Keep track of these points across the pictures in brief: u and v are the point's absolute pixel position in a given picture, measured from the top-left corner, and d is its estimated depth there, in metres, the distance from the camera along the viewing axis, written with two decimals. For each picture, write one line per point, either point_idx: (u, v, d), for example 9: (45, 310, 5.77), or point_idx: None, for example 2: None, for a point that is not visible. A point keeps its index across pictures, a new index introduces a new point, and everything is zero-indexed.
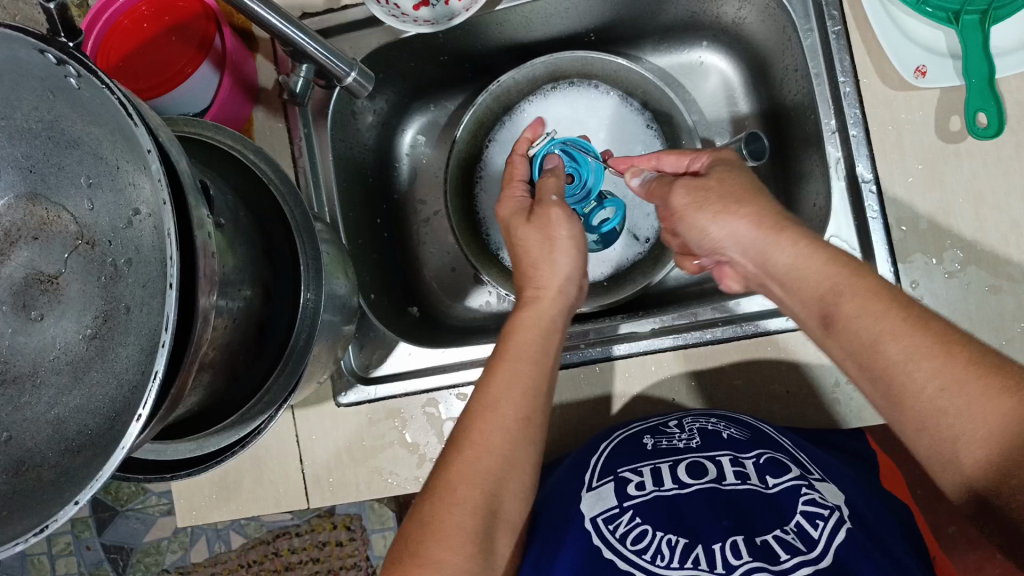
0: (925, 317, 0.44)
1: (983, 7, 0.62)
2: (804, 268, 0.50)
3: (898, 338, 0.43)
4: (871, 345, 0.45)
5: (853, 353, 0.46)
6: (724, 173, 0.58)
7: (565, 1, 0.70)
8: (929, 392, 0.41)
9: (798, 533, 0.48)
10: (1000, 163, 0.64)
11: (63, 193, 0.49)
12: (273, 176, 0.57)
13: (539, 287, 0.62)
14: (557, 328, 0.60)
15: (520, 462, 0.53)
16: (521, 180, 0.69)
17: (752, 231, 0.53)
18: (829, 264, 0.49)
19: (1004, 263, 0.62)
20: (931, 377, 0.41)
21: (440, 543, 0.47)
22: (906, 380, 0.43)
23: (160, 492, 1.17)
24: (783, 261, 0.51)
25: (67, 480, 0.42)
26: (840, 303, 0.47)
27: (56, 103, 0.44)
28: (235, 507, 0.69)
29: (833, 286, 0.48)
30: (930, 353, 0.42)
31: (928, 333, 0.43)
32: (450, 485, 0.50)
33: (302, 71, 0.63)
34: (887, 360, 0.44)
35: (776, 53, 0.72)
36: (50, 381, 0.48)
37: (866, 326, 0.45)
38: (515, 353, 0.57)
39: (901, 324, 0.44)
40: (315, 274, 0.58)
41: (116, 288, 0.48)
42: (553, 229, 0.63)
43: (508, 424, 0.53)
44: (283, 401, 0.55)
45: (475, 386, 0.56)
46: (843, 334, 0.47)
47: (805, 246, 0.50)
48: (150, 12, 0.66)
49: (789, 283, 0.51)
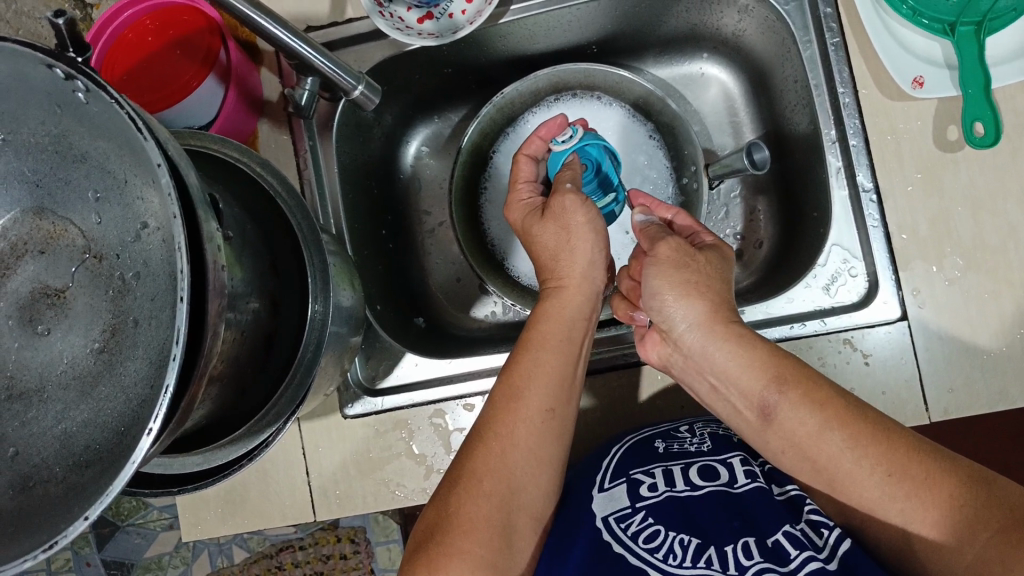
0: (862, 408, 0.49)
1: (978, 19, 0.63)
2: (740, 363, 0.52)
3: (843, 429, 0.48)
4: (816, 437, 0.49)
5: (799, 441, 0.50)
6: (711, 256, 0.57)
7: (567, 14, 0.71)
8: (877, 479, 0.46)
9: (804, 533, 0.48)
10: (998, 170, 0.64)
11: (71, 207, 0.48)
12: (280, 190, 0.58)
13: (561, 277, 0.62)
14: (582, 316, 0.60)
15: (544, 455, 0.53)
16: (527, 182, 0.68)
17: (701, 317, 0.54)
18: (768, 359, 0.52)
19: (1003, 270, 0.63)
20: (877, 465, 0.46)
21: (466, 535, 0.48)
22: (853, 467, 0.47)
23: (161, 507, 1.16)
24: (719, 353, 0.53)
25: (79, 493, 0.43)
26: (781, 394, 0.51)
27: (64, 117, 0.45)
28: (241, 520, 0.69)
29: (778, 375, 0.51)
30: (873, 442, 0.47)
31: (868, 423, 0.48)
32: (475, 477, 0.51)
33: (308, 84, 0.63)
34: (832, 449, 0.48)
35: (776, 65, 0.72)
36: (57, 396, 0.47)
37: (810, 419, 0.49)
38: (538, 345, 0.57)
39: (844, 416, 0.48)
40: (324, 285, 0.59)
41: (124, 302, 0.47)
42: (567, 218, 0.61)
43: (534, 414, 0.54)
44: (291, 414, 0.56)
45: (499, 378, 0.56)
46: (783, 426, 0.50)
47: (744, 339, 0.53)
48: (155, 26, 0.66)
49: (725, 375, 0.54)
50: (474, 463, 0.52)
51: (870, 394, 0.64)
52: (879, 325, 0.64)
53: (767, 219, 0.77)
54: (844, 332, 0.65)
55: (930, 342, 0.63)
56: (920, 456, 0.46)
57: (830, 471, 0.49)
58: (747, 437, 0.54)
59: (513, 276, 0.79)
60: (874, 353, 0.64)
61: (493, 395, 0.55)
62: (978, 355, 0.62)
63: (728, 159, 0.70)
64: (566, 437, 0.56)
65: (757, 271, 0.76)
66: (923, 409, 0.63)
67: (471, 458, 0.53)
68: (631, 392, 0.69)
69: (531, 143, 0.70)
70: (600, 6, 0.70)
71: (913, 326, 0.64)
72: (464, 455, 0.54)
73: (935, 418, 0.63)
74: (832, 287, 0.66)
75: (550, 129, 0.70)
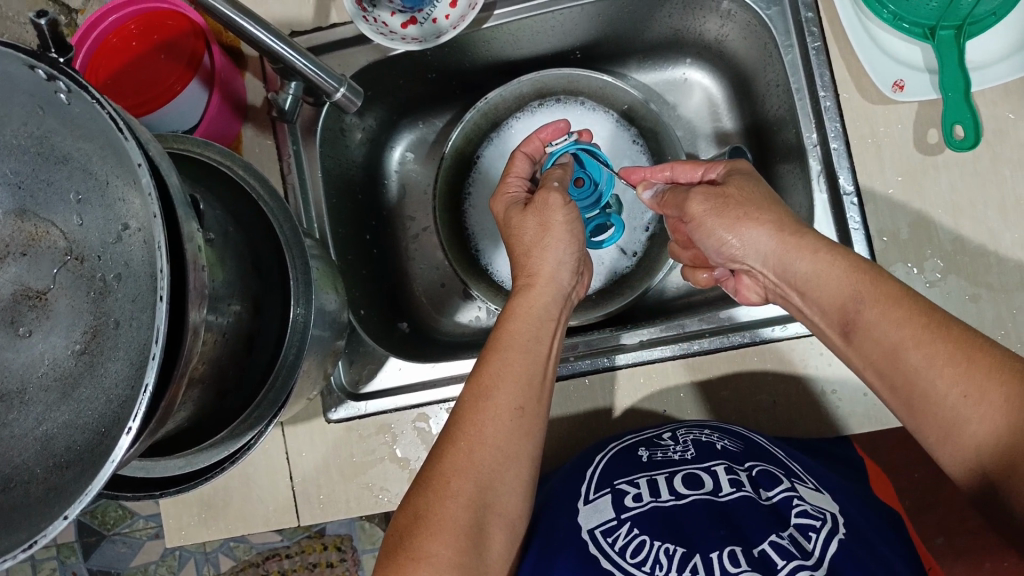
0: (947, 323, 0.46)
1: (958, 23, 0.64)
2: (819, 278, 0.53)
3: (921, 348, 0.46)
4: (893, 353, 0.48)
5: (879, 352, 0.49)
6: (742, 180, 0.59)
7: (550, 19, 0.71)
8: (952, 398, 0.45)
9: (792, 540, 0.48)
10: (976, 174, 0.65)
11: (52, 209, 0.48)
12: (262, 192, 0.58)
13: (532, 274, 0.63)
14: (550, 317, 0.60)
15: (517, 452, 0.52)
16: (519, 176, 0.69)
17: (772, 242, 0.56)
18: (848, 273, 0.51)
19: (981, 271, 0.63)
20: (954, 385, 0.44)
21: (433, 535, 0.47)
22: (929, 384, 0.46)
23: (147, 516, 1.15)
24: (800, 269, 0.54)
25: (58, 494, 0.42)
26: (860, 310, 0.50)
27: (46, 118, 0.44)
28: (224, 526, 0.68)
29: (852, 295, 0.51)
30: (952, 361, 0.45)
31: (948, 339, 0.46)
32: (444, 477, 0.50)
33: (290, 89, 0.64)
34: (909, 366, 0.47)
35: (757, 69, 0.73)
36: (38, 398, 0.47)
37: (888, 336, 0.48)
38: (507, 343, 0.57)
39: (922, 333, 0.47)
40: (305, 289, 0.58)
41: (105, 303, 0.47)
42: (548, 216, 0.63)
43: (503, 412, 0.53)
44: (272, 417, 0.55)
45: (469, 378, 0.56)
46: (862, 337, 0.50)
47: (823, 254, 0.53)
48: (138, 31, 0.66)
49: (808, 292, 0.54)
50: (443, 464, 0.51)
51: (851, 395, 0.65)
52: None
53: None
54: None
55: None
56: (1003, 378, 0.43)
57: (907, 388, 0.47)
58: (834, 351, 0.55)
59: (496, 280, 0.80)
60: None
61: (463, 395, 0.55)
62: None
63: None
64: (539, 437, 0.55)
65: None
66: None
67: (442, 459, 0.52)
68: (615, 396, 0.69)
69: (530, 142, 0.71)
70: (584, 11, 0.71)
71: None
72: (434, 457, 0.53)
73: None
74: None
75: (554, 132, 0.71)
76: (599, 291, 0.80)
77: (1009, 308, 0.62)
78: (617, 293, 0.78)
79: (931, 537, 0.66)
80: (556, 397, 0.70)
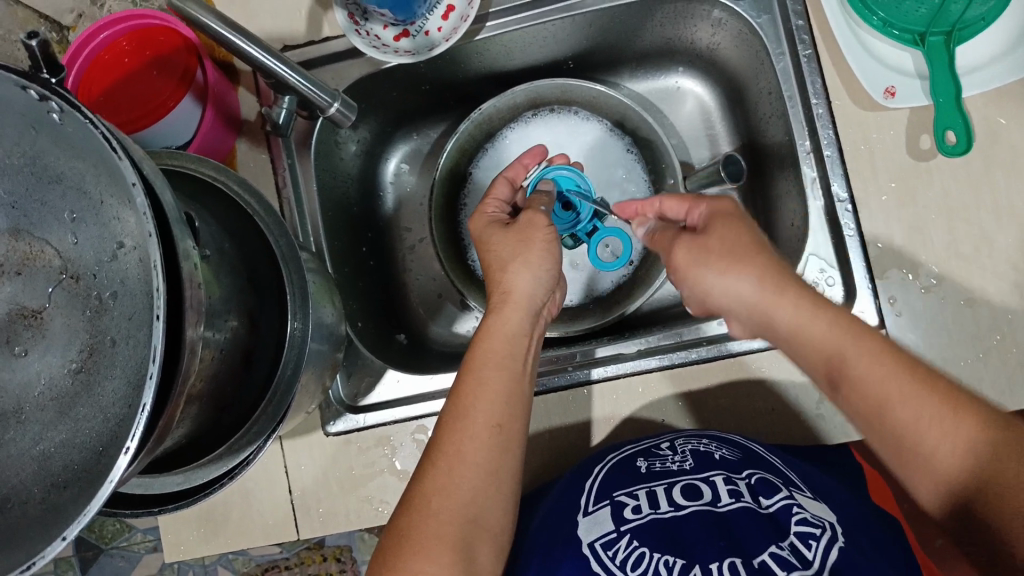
0: (933, 376, 0.47)
1: (948, 29, 0.64)
2: (804, 328, 0.52)
3: (909, 399, 0.46)
4: (879, 404, 0.47)
5: (865, 405, 0.48)
6: (725, 225, 0.57)
7: (541, 31, 0.72)
8: (943, 449, 0.44)
9: (792, 551, 0.48)
10: (969, 179, 0.65)
11: (48, 228, 0.48)
12: (258, 208, 0.58)
13: (506, 291, 0.62)
14: (524, 333, 0.60)
15: (495, 469, 0.52)
16: (499, 200, 0.69)
17: (754, 292, 0.54)
18: (835, 322, 0.51)
19: (976, 275, 0.64)
20: (944, 438, 0.44)
21: (418, 554, 0.47)
22: (919, 436, 0.45)
23: (145, 530, 1.15)
24: (783, 320, 0.53)
25: (56, 514, 0.42)
26: (846, 363, 0.49)
27: (38, 137, 0.44)
28: (224, 540, 0.68)
29: (839, 348, 0.50)
30: (941, 413, 0.45)
31: (933, 391, 0.46)
32: (427, 499, 0.50)
33: (285, 103, 0.64)
34: (896, 420, 0.46)
35: (749, 77, 0.74)
36: (35, 417, 0.47)
37: (874, 388, 0.47)
38: (482, 363, 0.57)
39: (909, 385, 0.46)
40: (302, 304, 0.58)
41: (102, 322, 0.47)
42: (528, 234, 0.64)
43: (480, 430, 0.53)
44: (271, 432, 0.55)
45: (448, 398, 0.56)
46: (846, 386, 0.49)
47: (809, 302, 0.52)
48: (131, 47, 0.67)
49: (793, 342, 0.53)
50: (424, 485, 0.51)
51: None
52: None
53: None
54: None
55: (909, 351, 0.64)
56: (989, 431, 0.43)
57: (896, 439, 0.47)
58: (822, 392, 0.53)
59: None
60: None
61: (441, 418, 0.55)
62: (954, 361, 0.63)
63: (707, 170, 0.70)
64: (519, 451, 0.55)
65: None
66: None
67: (421, 479, 0.52)
68: (613, 406, 0.69)
69: (513, 169, 0.72)
70: (576, 21, 0.71)
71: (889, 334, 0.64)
72: (415, 479, 0.53)
73: None
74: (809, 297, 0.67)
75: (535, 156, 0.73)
76: (593, 300, 0.81)
77: (1003, 313, 0.63)
78: (614, 304, 0.79)
79: (930, 540, 0.67)
80: (554, 407, 0.70)
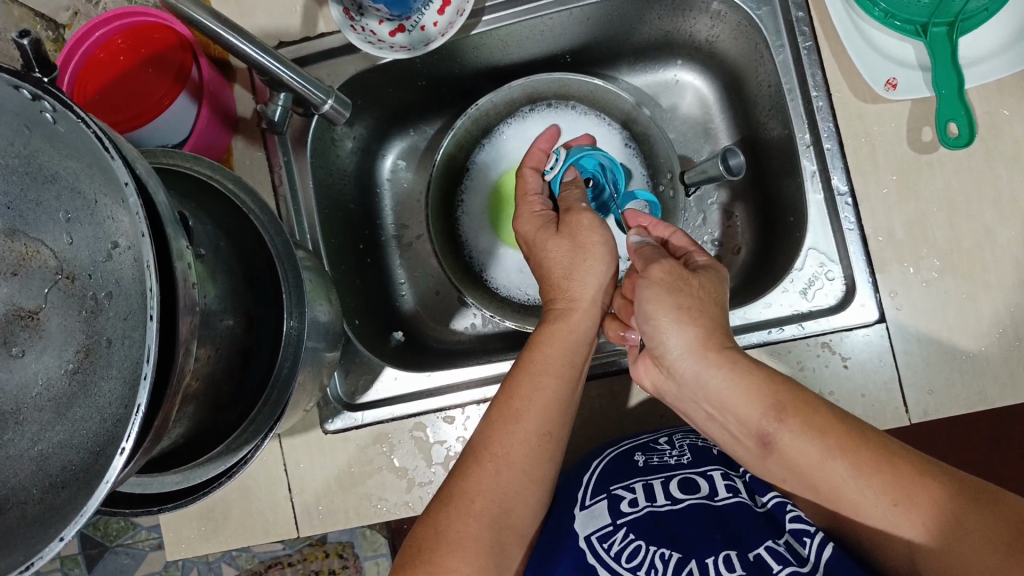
0: (862, 430, 0.49)
1: (950, 19, 0.63)
2: (734, 388, 0.53)
3: (846, 456, 0.48)
4: (817, 465, 0.49)
5: (800, 468, 0.50)
6: (705, 279, 0.58)
7: (538, 24, 0.71)
8: (883, 507, 0.46)
9: (788, 547, 0.49)
10: (970, 171, 0.65)
11: (41, 228, 0.48)
12: (255, 209, 0.58)
13: (572, 298, 0.61)
14: (587, 341, 0.60)
15: (539, 477, 0.53)
16: (536, 194, 0.68)
17: (693, 342, 0.54)
18: (766, 381, 0.52)
19: (978, 269, 0.63)
20: (882, 493, 0.46)
21: (451, 552, 0.48)
22: (858, 493, 0.47)
23: (149, 527, 1.16)
24: (712, 380, 0.54)
25: (55, 513, 0.42)
26: (781, 422, 0.51)
27: (32, 138, 0.44)
28: (224, 538, 0.69)
29: (777, 403, 0.51)
30: (877, 469, 0.46)
31: (867, 446, 0.47)
32: (468, 496, 0.51)
33: (280, 100, 0.64)
34: (836, 477, 0.48)
35: (748, 70, 0.73)
36: (33, 418, 0.47)
37: (811, 449, 0.49)
38: (542, 366, 0.57)
39: (843, 441, 0.48)
40: (299, 303, 0.59)
41: (97, 322, 0.47)
42: (583, 237, 0.62)
43: (532, 436, 0.54)
44: (269, 429, 0.56)
45: (499, 396, 0.56)
46: (786, 453, 0.51)
47: (738, 365, 0.53)
48: (126, 45, 0.66)
49: (721, 403, 0.54)
50: (467, 483, 0.52)
51: (848, 396, 0.64)
52: (856, 329, 0.65)
53: (744, 226, 0.78)
54: (823, 336, 0.65)
55: (908, 344, 0.64)
56: (925, 481, 0.45)
57: (835, 498, 0.49)
58: (748, 463, 0.55)
59: (492, 288, 0.79)
60: (852, 356, 0.65)
61: (490, 416, 0.55)
62: (955, 356, 0.63)
63: (705, 165, 0.69)
64: (561, 458, 0.56)
65: (735, 278, 0.77)
66: (902, 410, 0.63)
67: (465, 476, 0.53)
68: (612, 403, 0.69)
69: (532, 155, 0.71)
70: (573, 15, 0.71)
71: (890, 328, 0.64)
72: (454, 477, 0.54)
73: (916, 421, 0.63)
74: (809, 291, 0.66)
75: (550, 139, 0.71)
76: None
77: (1006, 308, 0.63)
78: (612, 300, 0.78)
79: None
80: None
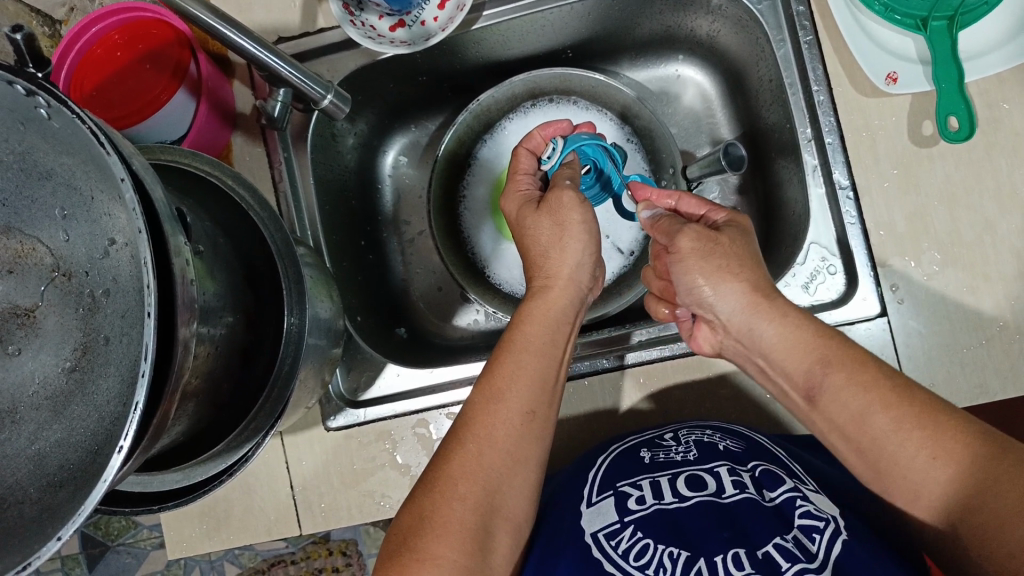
0: (911, 387, 0.48)
1: (949, 13, 0.63)
2: (783, 344, 0.54)
3: (886, 411, 0.47)
4: (859, 416, 0.48)
5: (839, 423, 0.50)
6: (734, 234, 0.58)
7: (537, 20, 0.71)
8: (922, 460, 0.45)
9: (796, 542, 0.48)
10: (972, 163, 0.64)
11: (38, 225, 0.47)
12: (253, 204, 0.57)
13: (548, 276, 0.61)
14: (566, 319, 0.60)
15: (524, 457, 0.53)
16: (526, 174, 0.68)
17: (743, 300, 0.55)
18: (815, 336, 0.52)
19: (981, 261, 0.63)
20: (922, 448, 0.45)
21: (440, 539, 0.48)
22: (896, 449, 0.46)
23: (150, 526, 1.16)
24: (765, 334, 0.55)
25: (52, 513, 0.41)
26: (827, 373, 0.51)
27: (27, 134, 0.42)
28: (225, 536, 0.68)
29: (822, 357, 0.51)
30: (919, 423, 0.46)
31: (910, 402, 0.47)
32: (452, 479, 0.51)
33: (279, 96, 0.63)
34: (876, 431, 0.47)
35: (749, 64, 0.73)
36: (29, 417, 0.46)
37: (856, 400, 0.48)
38: (522, 346, 0.57)
39: (888, 397, 0.47)
40: (299, 299, 0.58)
41: (94, 320, 0.46)
42: (564, 215, 0.61)
43: (513, 416, 0.53)
44: (270, 427, 0.55)
45: (479, 378, 0.56)
46: (827, 408, 0.51)
47: (790, 318, 0.54)
48: (123, 40, 0.66)
49: (772, 356, 0.55)
50: (450, 466, 0.51)
51: None
52: (859, 322, 0.64)
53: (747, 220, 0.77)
54: None
55: (910, 337, 0.63)
56: (967, 439, 0.44)
57: (874, 453, 0.48)
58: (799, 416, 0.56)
59: (497, 284, 0.79)
60: None
61: (471, 397, 0.55)
62: (958, 348, 0.62)
63: (708, 159, 0.69)
64: (546, 439, 0.56)
65: None
66: None
67: (448, 459, 0.52)
68: (615, 398, 0.68)
69: (531, 139, 0.69)
70: (574, 9, 0.70)
71: (892, 322, 0.64)
72: (439, 459, 0.53)
73: None
74: (811, 285, 0.66)
75: (554, 130, 0.69)
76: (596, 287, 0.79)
77: (1008, 300, 0.62)
78: (615, 293, 0.76)
79: None
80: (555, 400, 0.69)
